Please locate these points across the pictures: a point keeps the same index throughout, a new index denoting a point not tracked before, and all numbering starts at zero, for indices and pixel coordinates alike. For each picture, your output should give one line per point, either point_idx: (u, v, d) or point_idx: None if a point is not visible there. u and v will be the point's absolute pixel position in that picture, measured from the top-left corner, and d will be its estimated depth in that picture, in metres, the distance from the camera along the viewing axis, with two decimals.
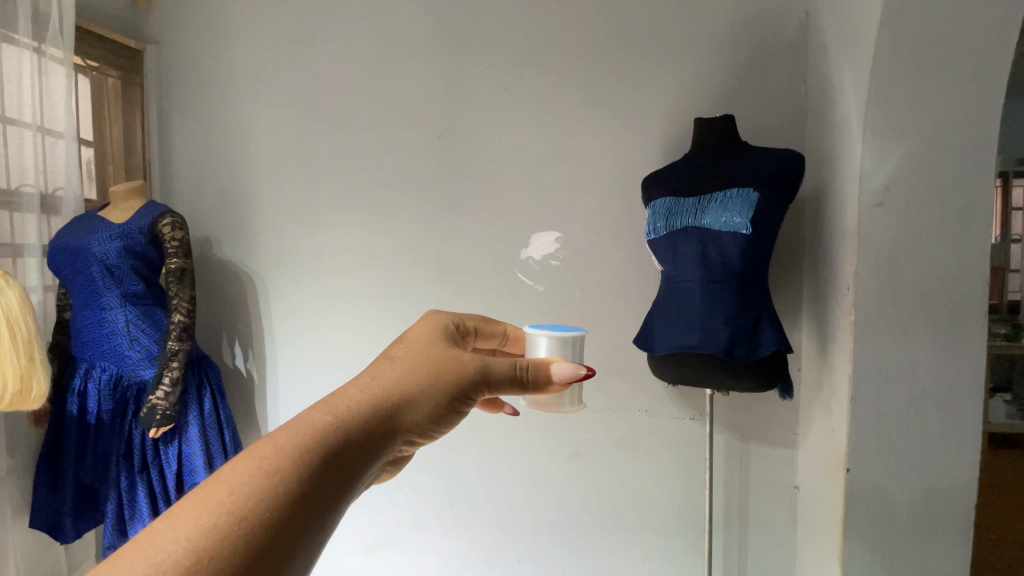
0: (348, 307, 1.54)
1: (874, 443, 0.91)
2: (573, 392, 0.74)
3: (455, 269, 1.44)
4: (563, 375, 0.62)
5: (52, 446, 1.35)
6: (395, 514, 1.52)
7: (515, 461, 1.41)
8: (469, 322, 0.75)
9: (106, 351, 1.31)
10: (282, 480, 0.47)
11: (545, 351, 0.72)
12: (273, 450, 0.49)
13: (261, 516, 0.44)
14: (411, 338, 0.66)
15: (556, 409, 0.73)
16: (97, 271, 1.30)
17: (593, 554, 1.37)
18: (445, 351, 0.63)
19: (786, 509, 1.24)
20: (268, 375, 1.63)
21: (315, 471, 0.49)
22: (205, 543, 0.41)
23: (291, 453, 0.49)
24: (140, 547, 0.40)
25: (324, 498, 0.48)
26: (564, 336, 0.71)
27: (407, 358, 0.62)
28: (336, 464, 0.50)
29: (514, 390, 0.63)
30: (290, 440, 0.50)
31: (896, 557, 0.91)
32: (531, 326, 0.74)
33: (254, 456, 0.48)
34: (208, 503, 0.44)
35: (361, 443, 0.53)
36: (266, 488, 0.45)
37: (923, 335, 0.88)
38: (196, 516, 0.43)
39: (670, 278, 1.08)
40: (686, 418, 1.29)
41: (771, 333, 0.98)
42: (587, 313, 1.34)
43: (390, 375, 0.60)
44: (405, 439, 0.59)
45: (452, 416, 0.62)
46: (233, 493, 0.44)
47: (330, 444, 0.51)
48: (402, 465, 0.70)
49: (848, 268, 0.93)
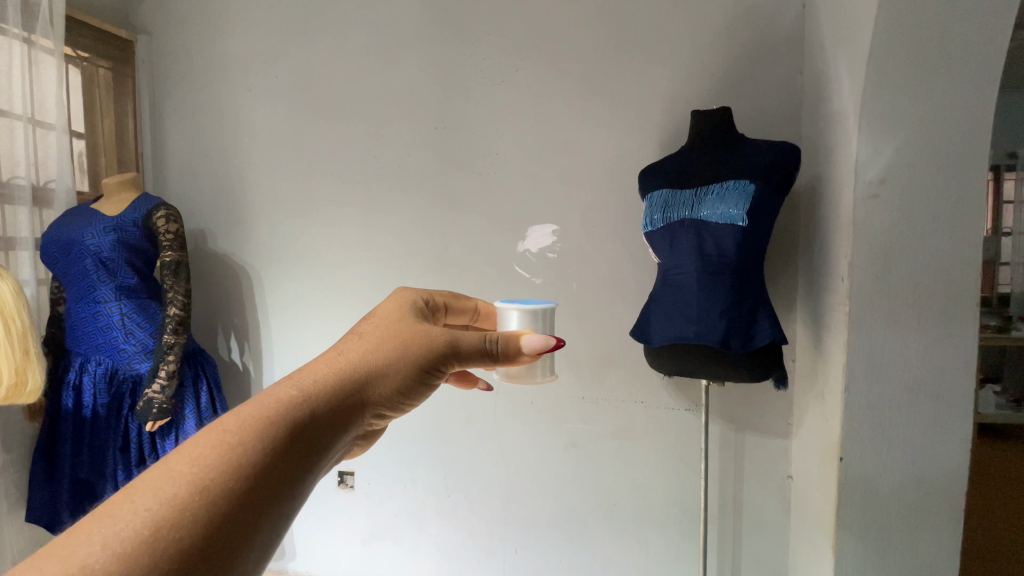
0: (344, 299, 1.53)
1: (866, 433, 0.92)
2: (545, 362, 0.75)
3: (452, 260, 1.44)
4: (533, 348, 0.62)
5: (47, 441, 1.34)
6: (394, 505, 1.53)
7: (512, 453, 1.42)
8: (439, 298, 0.75)
9: (102, 344, 1.30)
10: (244, 452, 0.46)
11: (515, 325, 0.72)
12: (235, 424, 0.48)
13: (223, 488, 0.44)
14: (379, 314, 0.66)
15: (529, 380, 0.74)
16: (91, 264, 1.28)
17: (590, 543, 1.38)
18: (414, 325, 0.64)
19: (779, 497, 1.25)
20: (265, 367, 1.62)
21: (280, 443, 0.49)
22: (166, 513, 0.41)
23: (254, 426, 0.49)
24: (98, 519, 0.40)
25: (287, 470, 0.48)
26: (534, 309, 0.72)
27: (374, 333, 0.63)
28: (301, 437, 0.50)
29: (485, 362, 0.63)
30: (254, 414, 0.50)
31: (886, 544, 0.92)
32: (502, 302, 0.75)
33: (216, 429, 0.48)
34: (168, 476, 0.43)
35: (326, 417, 0.53)
36: (227, 461, 0.45)
37: (916, 327, 0.89)
38: (158, 487, 0.42)
39: (666, 270, 1.08)
40: (682, 408, 1.30)
41: (766, 324, 0.99)
42: (583, 304, 1.34)
43: (357, 349, 0.60)
44: (374, 413, 0.59)
45: (421, 389, 0.62)
46: (194, 465, 0.44)
47: (294, 417, 0.51)
48: (374, 440, 0.71)
49: (842, 260, 0.94)
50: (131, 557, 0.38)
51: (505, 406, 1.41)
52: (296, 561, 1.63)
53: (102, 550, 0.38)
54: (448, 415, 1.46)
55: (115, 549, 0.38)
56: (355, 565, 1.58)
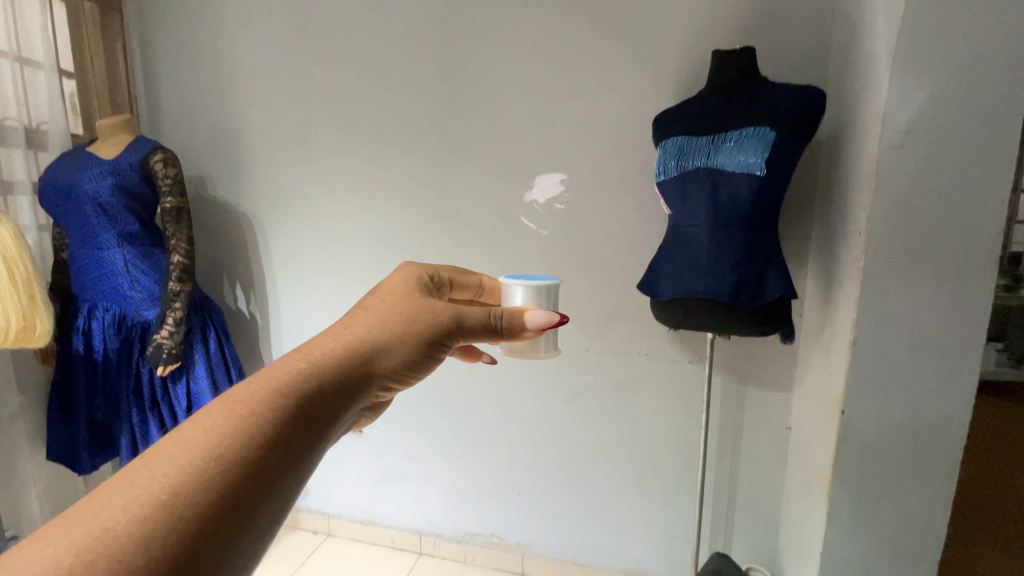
0: (348, 248, 1.52)
1: (869, 388, 0.93)
2: (548, 337, 0.75)
3: (457, 210, 1.41)
4: (536, 323, 0.64)
5: (61, 384, 1.37)
6: (400, 449, 1.58)
7: (516, 401, 1.45)
8: (444, 273, 0.75)
9: (107, 291, 1.30)
10: (256, 421, 0.46)
11: (519, 301, 0.72)
12: (247, 394, 0.48)
13: (239, 454, 0.44)
14: (386, 289, 0.66)
15: (532, 355, 0.74)
16: (91, 210, 1.26)
17: (590, 486, 1.43)
18: (419, 301, 0.64)
19: (777, 447, 1.28)
20: (271, 315, 1.63)
21: (292, 412, 0.49)
22: (184, 479, 0.41)
23: (266, 396, 0.49)
24: (119, 484, 0.40)
25: (300, 437, 0.48)
26: (539, 284, 0.71)
27: (381, 308, 0.63)
28: (312, 407, 0.50)
29: (489, 338, 0.64)
30: (264, 385, 0.50)
31: (881, 493, 0.95)
32: (506, 277, 0.74)
33: (229, 400, 0.48)
34: (185, 443, 0.44)
35: (335, 388, 0.53)
36: (241, 430, 0.45)
37: (931, 283, 0.87)
38: (175, 455, 0.43)
39: (677, 222, 1.05)
40: (686, 361, 1.30)
41: (776, 279, 0.97)
42: (590, 256, 1.33)
43: (365, 323, 0.60)
44: (382, 385, 0.59)
45: (427, 362, 0.62)
46: (209, 433, 0.44)
47: (304, 388, 0.51)
48: (379, 413, 0.71)
49: (861, 213, 0.91)
50: (152, 520, 0.38)
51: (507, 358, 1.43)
52: (309, 499, 1.70)
53: (123, 512, 0.38)
54: (453, 365, 1.47)
55: (137, 512, 0.39)
56: (364, 504, 1.65)
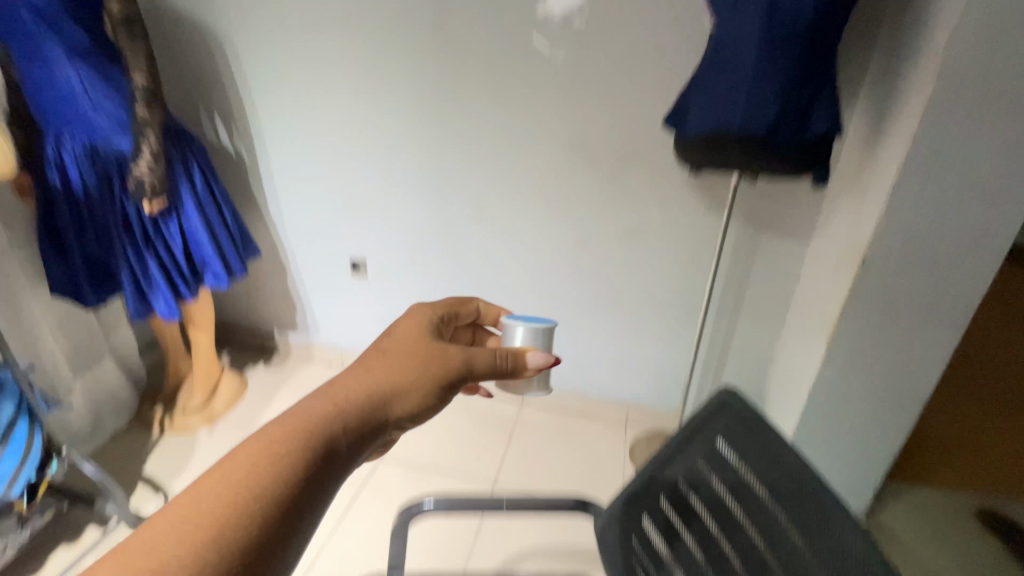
0: (334, 74, 1.34)
1: (901, 236, 0.87)
2: (542, 376, 0.72)
3: (456, 26, 1.20)
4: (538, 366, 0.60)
5: (45, 220, 1.24)
6: (404, 291, 1.59)
7: (521, 246, 1.41)
8: (454, 304, 0.67)
9: (70, 117, 1.15)
10: (269, 492, 0.42)
11: (518, 342, 0.67)
12: (257, 457, 0.43)
13: (252, 532, 0.40)
14: (398, 329, 0.58)
15: (521, 391, 0.71)
16: (27, 13, 1.05)
17: (591, 328, 1.47)
18: (435, 343, 0.57)
19: (782, 297, 1.28)
20: (259, 152, 1.51)
21: (306, 481, 0.43)
22: (193, 561, 0.37)
23: (277, 461, 0.43)
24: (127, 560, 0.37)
25: (314, 506, 0.44)
26: (537, 329, 0.66)
27: (396, 349, 0.55)
28: (326, 469, 0.45)
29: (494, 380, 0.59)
30: (275, 445, 0.44)
31: (883, 338, 0.96)
32: (507, 316, 0.69)
33: (237, 462, 0.43)
34: (193, 516, 0.39)
35: (350, 446, 0.47)
36: (253, 501, 0.41)
37: (1002, 114, 0.76)
38: (183, 530, 0.38)
39: (718, 39, 0.88)
40: (703, 208, 1.23)
41: (824, 111, 0.87)
42: (610, 86, 1.17)
43: (380, 364, 0.53)
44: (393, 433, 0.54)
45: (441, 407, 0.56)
46: (220, 505, 0.40)
47: (318, 449, 0.45)
48: None
49: (945, 25, 0.76)
50: None
51: (514, 201, 1.36)
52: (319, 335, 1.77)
53: None
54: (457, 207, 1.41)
55: None
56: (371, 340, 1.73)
